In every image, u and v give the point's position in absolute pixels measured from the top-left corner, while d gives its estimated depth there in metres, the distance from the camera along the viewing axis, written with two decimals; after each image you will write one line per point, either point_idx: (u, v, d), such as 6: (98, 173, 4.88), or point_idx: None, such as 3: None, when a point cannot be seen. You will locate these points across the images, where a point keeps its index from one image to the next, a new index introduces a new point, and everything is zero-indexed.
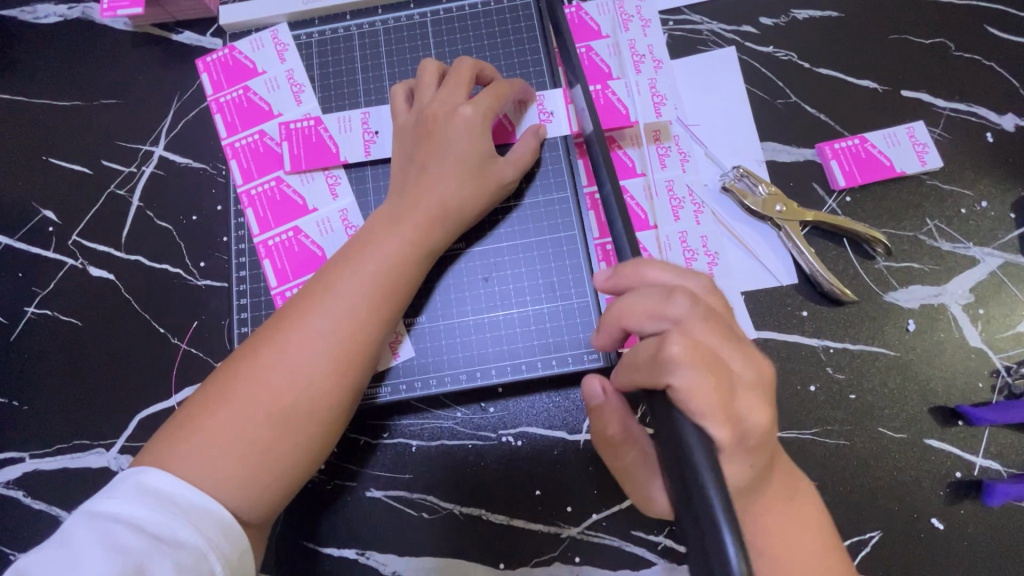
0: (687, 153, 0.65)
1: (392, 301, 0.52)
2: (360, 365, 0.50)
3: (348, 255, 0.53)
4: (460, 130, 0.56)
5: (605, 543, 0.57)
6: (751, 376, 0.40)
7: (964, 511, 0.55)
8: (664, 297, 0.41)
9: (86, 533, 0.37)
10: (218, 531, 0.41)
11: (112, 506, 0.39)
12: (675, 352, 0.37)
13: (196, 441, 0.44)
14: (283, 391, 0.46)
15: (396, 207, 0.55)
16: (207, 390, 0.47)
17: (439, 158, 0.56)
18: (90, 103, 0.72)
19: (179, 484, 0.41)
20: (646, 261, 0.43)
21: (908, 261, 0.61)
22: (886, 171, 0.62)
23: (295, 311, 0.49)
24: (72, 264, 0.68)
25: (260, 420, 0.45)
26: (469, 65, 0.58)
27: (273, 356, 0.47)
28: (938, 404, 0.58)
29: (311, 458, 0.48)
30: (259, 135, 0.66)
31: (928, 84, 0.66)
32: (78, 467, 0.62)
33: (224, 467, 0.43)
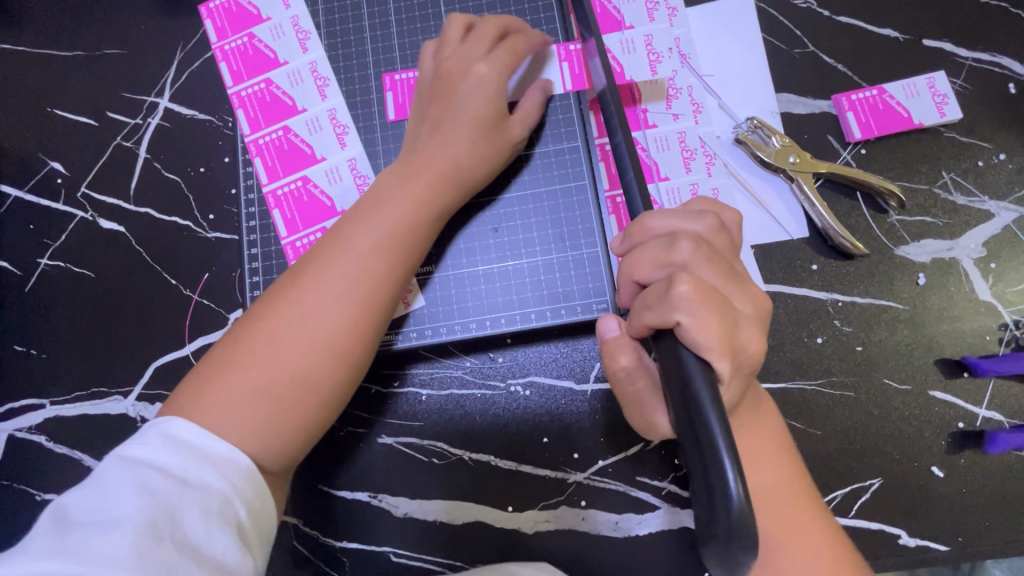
0: (701, 103, 0.64)
1: (407, 261, 0.52)
2: (375, 325, 0.50)
3: (359, 213, 0.52)
4: (475, 87, 0.54)
5: (611, 489, 0.58)
6: (751, 311, 0.42)
7: (964, 460, 0.56)
8: (669, 244, 0.42)
9: (120, 474, 0.39)
10: (241, 477, 0.42)
11: (144, 452, 0.41)
12: (684, 292, 0.39)
13: (219, 394, 0.45)
14: (303, 349, 0.47)
15: (407, 165, 0.54)
16: (227, 345, 0.47)
17: (453, 116, 0.54)
18: (93, 54, 0.71)
19: (202, 434, 0.43)
20: (646, 213, 0.44)
21: (921, 214, 0.60)
22: (903, 123, 0.61)
23: (310, 270, 0.49)
24: (82, 216, 0.68)
25: (281, 376, 0.46)
26: (495, 24, 0.57)
27: (291, 313, 0.47)
28: (945, 356, 0.58)
29: (328, 412, 0.49)
30: (265, 84, 0.64)
31: (952, 33, 0.64)
32: (98, 414, 0.64)
33: (248, 420, 0.45)
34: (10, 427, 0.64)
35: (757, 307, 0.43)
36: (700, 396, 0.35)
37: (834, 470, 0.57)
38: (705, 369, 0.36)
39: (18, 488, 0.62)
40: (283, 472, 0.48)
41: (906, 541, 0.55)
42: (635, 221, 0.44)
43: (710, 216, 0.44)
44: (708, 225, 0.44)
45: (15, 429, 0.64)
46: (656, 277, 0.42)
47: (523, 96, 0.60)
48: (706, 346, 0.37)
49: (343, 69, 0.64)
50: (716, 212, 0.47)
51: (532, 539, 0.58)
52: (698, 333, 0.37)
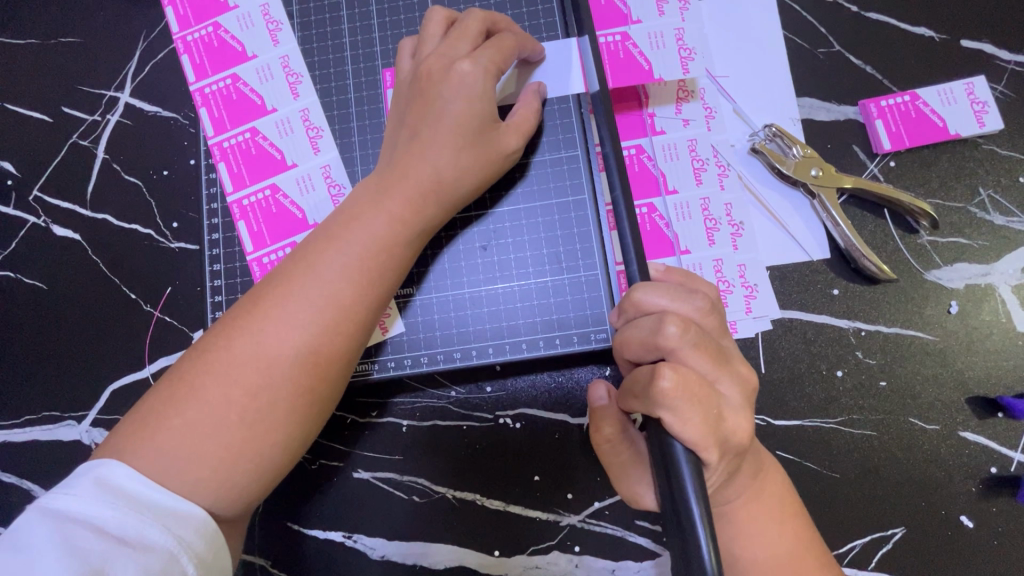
0: (713, 108, 0.58)
1: (381, 287, 0.46)
2: (343, 356, 0.44)
3: (328, 231, 0.46)
4: (454, 89, 0.48)
5: (607, 533, 0.53)
6: (737, 397, 0.40)
7: (996, 508, 0.51)
8: (655, 328, 0.39)
9: (42, 533, 0.34)
10: (191, 530, 0.37)
11: (70, 504, 0.36)
12: (668, 387, 0.36)
13: (157, 441, 0.39)
14: (260, 388, 0.41)
15: (384, 178, 0.48)
16: (172, 380, 0.42)
17: (432, 120, 0.48)
18: (47, 42, 0.65)
19: (140, 481, 0.38)
20: (638, 285, 0.41)
21: (955, 236, 0.55)
22: (937, 134, 0.55)
23: (269, 297, 0.43)
24: (34, 222, 0.62)
25: (235, 419, 0.41)
26: (479, 18, 0.50)
27: (247, 346, 0.42)
28: (977, 394, 0.53)
29: (287, 457, 0.43)
30: (231, 80, 0.58)
31: (992, 32, 0.58)
32: (49, 440, 0.58)
33: (196, 468, 0.39)
34: None
35: (745, 388, 0.41)
36: (685, 488, 0.34)
37: (854, 516, 0.52)
38: (694, 465, 0.35)
39: None
40: (231, 529, 0.42)
41: None
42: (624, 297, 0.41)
43: (701, 294, 0.41)
44: (700, 304, 0.41)
45: None
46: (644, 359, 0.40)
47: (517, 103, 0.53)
48: (688, 442, 0.36)
49: (318, 65, 0.58)
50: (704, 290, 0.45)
51: None
52: (681, 428, 0.36)
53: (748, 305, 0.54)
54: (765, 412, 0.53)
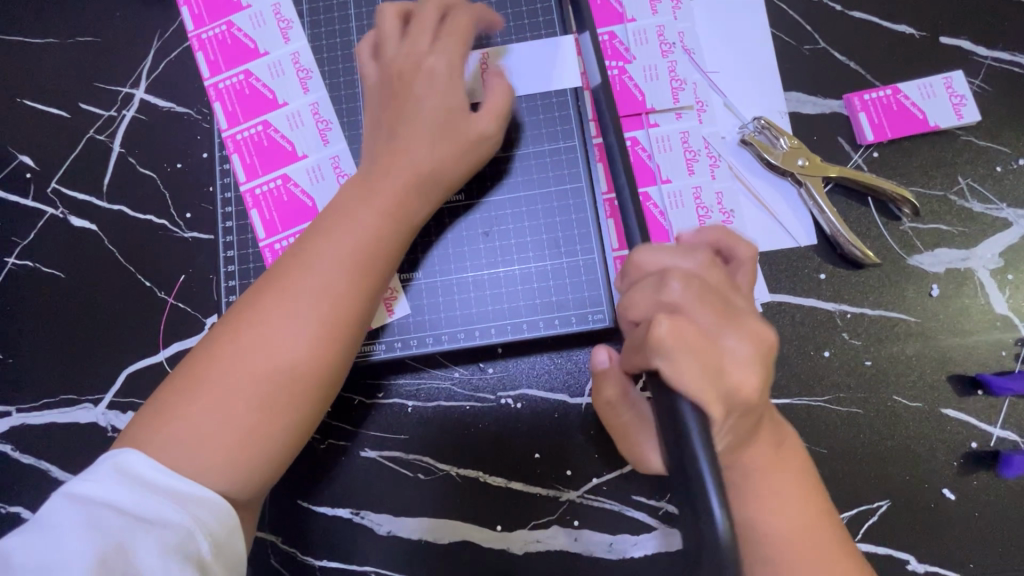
0: (705, 102, 0.60)
1: (378, 274, 0.48)
2: (343, 341, 0.46)
3: (322, 227, 0.48)
4: (432, 83, 0.51)
5: (605, 507, 0.55)
6: (748, 354, 0.40)
7: (977, 482, 0.53)
8: (657, 283, 0.40)
9: (66, 515, 0.37)
10: (205, 509, 0.40)
11: (92, 489, 0.38)
12: (666, 334, 0.37)
13: (170, 429, 0.41)
14: (268, 373, 0.43)
15: (367, 172, 0.51)
16: (181, 374, 0.44)
17: (410, 116, 0.51)
18: (65, 41, 0.67)
19: (155, 466, 0.40)
20: (639, 248, 0.43)
21: (936, 222, 0.57)
22: (918, 126, 0.58)
23: (269, 290, 0.46)
24: (52, 213, 0.64)
25: (245, 404, 0.43)
26: (431, 7, 0.53)
27: (252, 335, 0.44)
28: (958, 373, 0.55)
29: (294, 440, 0.45)
30: (244, 76, 0.60)
31: (970, 29, 0.60)
32: (66, 422, 0.60)
33: (209, 452, 0.41)
34: None
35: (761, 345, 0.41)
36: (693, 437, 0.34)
37: (841, 490, 0.54)
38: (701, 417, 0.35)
39: None
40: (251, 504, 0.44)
41: (914, 567, 0.52)
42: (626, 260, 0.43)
43: (703, 250, 0.43)
44: (699, 261, 0.43)
45: None
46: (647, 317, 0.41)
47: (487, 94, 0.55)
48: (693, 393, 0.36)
49: (327, 61, 0.61)
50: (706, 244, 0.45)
51: (521, 559, 0.55)
52: (683, 377, 0.36)
53: None
54: None
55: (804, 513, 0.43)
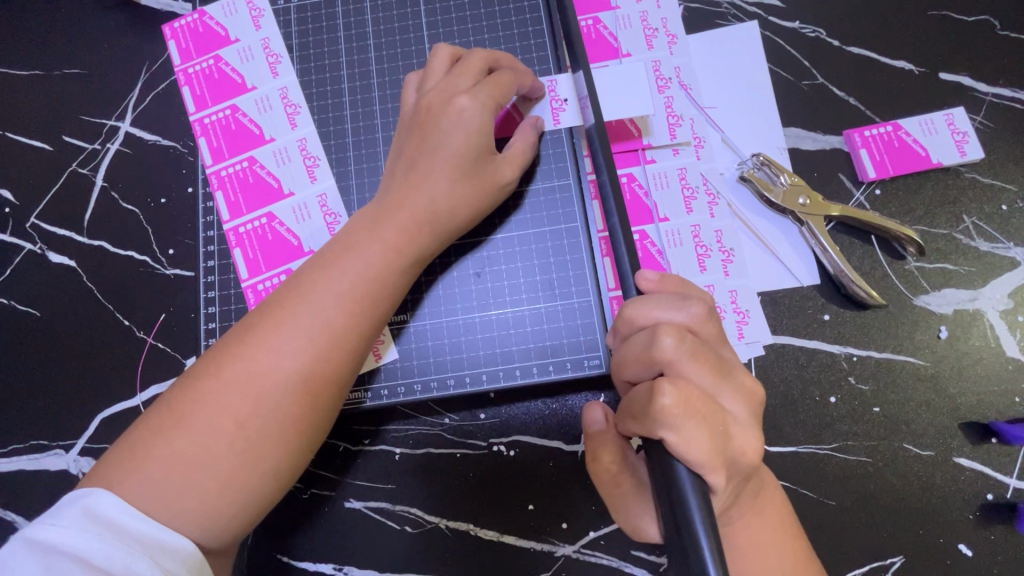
0: (703, 138, 0.59)
1: (374, 312, 0.46)
2: (336, 381, 0.44)
3: (323, 260, 0.46)
4: (454, 122, 0.49)
5: (603, 563, 0.52)
6: (743, 411, 0.40)
7: (994, 536, 0.50)
8: (650, 341, 0.39)
9: (26, 569, 0.33)
10: (178, 562, 0.37)
11: (55, 536, 0.35)
12: (668, 404, 0.36)
13: (144, 472, 0.39)
14: (253, 417, 0.41)
15: (379, 209, 0.48)
16: (161, 409, 0.41)
17: (429, 153, 0.49)
18: (51, 73, 0.66)
19: (128, 512, 0.37)
20: (631, 300, 0.41)
21: (942, 262, 0.56)
22: (920, 163, 0.57)
23: (262, 325, 0.43)
24: (30, 249, 0.62)
25: (227, 448, 0.40)
26: (482, 57, 0.52)
27: (239, 372, 0.42)
28: (970, 419, 0.53)
29: (277, 486, 0.43)
30: (231, 111, 0.59)
31: (970, 65, 0.60)
32: (36, 469, 0.57)
33: (185, 500, 0.39)
34: None
35: (751, 403, 0.41)
36: (691, 514, 0.34)
37: (851, 545, 0.51)
38: (699, 487, 0.35)
39: None
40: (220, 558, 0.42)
41: None
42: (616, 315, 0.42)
43: (697, 301, 0.41)
44: (694, 312, 0.41)
45: None
46: (643, 376, 0.40)
47: (513, 137, 0.54)
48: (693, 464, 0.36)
49: (316, 96, 0.59)
50: (702, 296, 0.43)
51: None
52: (685, 451, 0.36)
53: (740, 330, 0.55)
54: None
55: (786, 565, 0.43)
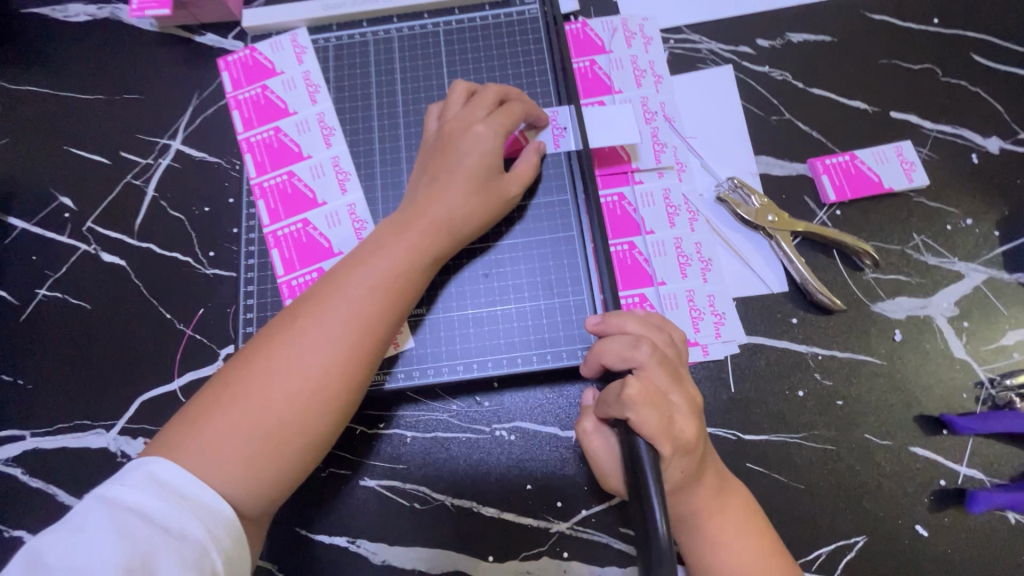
0: (684, 164, 0.68)
1: (399, 304, 0.53)
2: (366, 364, 0.51)
3: (356, 259, 0.53)
4: (471, 145, 0.57)
5: (594, 540, 0.57)
6: (689, 405, 0.49)
7: (948, 518, 0.56)
8: (631, 344, 0.50)
9: (98, 519, 0.39)
10: (222, 527, 0.42)
11: (125, 494, 0.41)
12: (631, 392, 0.46)
13: (201, 440, 0.45)
14: (295, 391, 0.47)
15: (405, 217, 0.56)
16: (216, 386, 0.48)
17: (451, 169, 0.57)
18: (112, 97, 0.75)
19: (185, 477, 0.43)
20: (616, 313, 0.53)
21: (896, 273, 0.63)
22: (874, 187, 0.65)
23: (303, 314, 0.50)
24: (85, 249, 0.70)
25: (272, 417, 0.47)
26: (495, 90, 0.60)
27: (284, 352, 0.48)
28: (924, 413, 0.59)
29: (313, 455, 0.49)
30: (274, 132, 0.68)
31: (917, 105, 0.69)
32: (78, 447, 0.63)
33: (236, 463, 0.45)
34: None
35: (695, 399, 0.51)
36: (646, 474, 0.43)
37: (818, 525, 0.56)
38: (652, 456, 0.44)
39: None
40: (259, 517, 0.47)
41: None
42: (603, 319, 0.53)
43: (666, 330, 0.53)
44: (665, 336, 0.53)
45: None
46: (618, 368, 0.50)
47: (519, 158, 0.62)
48: (647, 437, 0.45)
49: (349, 120, 0.68)
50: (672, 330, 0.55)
51: None
52: (642, 424, 0.45)
53: (717, 330, 0.62)
54: (735, 427, 0.59)
55: (750, 543, 0.50)
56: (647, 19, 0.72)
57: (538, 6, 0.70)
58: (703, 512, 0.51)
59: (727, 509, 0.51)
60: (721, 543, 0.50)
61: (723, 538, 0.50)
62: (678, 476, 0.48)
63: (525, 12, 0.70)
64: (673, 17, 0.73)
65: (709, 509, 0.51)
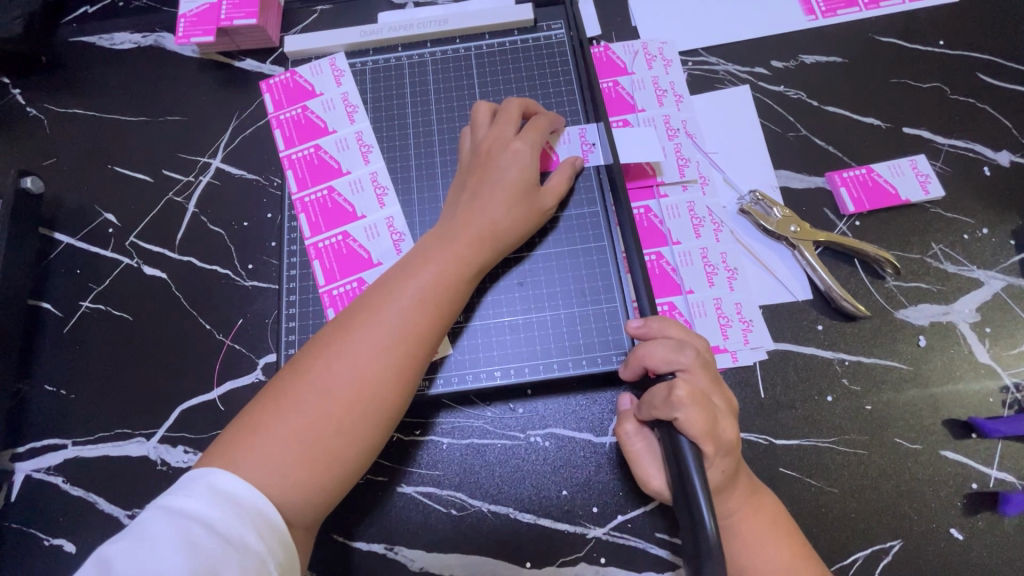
0: (707, 177, 0.70)
1: (444, 316, 0.55)
2: (414, 372, 0.52)
3: (403, 271, 0.55)
4: (511, 160, 0.60)
5: (630, 545, 0.58)
6: (729, 408, 0.51)
7: (981, 522, 0.56)
8: (675, 348, 0.51)
9: (165, 529, 0.40)
10: (277, 540, 0.43)
11: (189, 505, 0.42)
12: (680, 393, 0.48)
13: (261, 447, 0.47)
14: (349, 400, 0.49)
15: (448, 230, 0.58)
16: (272, 394, 0.50)
17: (490, 184, 0.60)
18: (155, 119, 0.79)
19: (245, 488, 0.44)
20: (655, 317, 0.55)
21: (917, 281, 0.65)
22: (892, 199, 0.67)
23: (355, 324, 0.52)
24: (127, 263, 0.72)
25: (326, 425, 0.48)
26: (518, 105, 0.64)
27: (338, 362, 0.50)
28: (952, 417, 0.60)
29: (365, 460, 0.50)
30: (314, 149, 0.71)
31: (928, 121, 0.72)
32: (118, 455, 0.64)
33: (296, 469, 0.47)
34: (28, 468, 0.64)
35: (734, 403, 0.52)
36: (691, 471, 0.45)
37: (853, 529, 0.57)
38: (696, 454, 0.46)
39: (26, 532, 0.62)
40: (311, 522, 0.49)
41: None
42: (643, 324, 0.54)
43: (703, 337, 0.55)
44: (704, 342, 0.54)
45: (32, 470, 0.64)
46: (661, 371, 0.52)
47: (553, 173, 0.65)
48: (691, 436, 0.47)
49: (386, 138, 0.71)
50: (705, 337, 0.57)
51: None
52: (689, 424, 0.47)
53: (746, 337, 0.63)
54: (767, 432, 0.60)
55: (786, 546, 0.50)
56: (667, 43, 0.76)
57: (564, 31, 0.74)
58: (738, 514, 0.51)
59: (760, 514, 0.52)
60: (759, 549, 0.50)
61: (760, 543, 0.50)
62: (719, 476, 0.49)
63: (551, 37, 0.74)
64: (691, 41, 0.77)
65: (746, 515, 0.51)
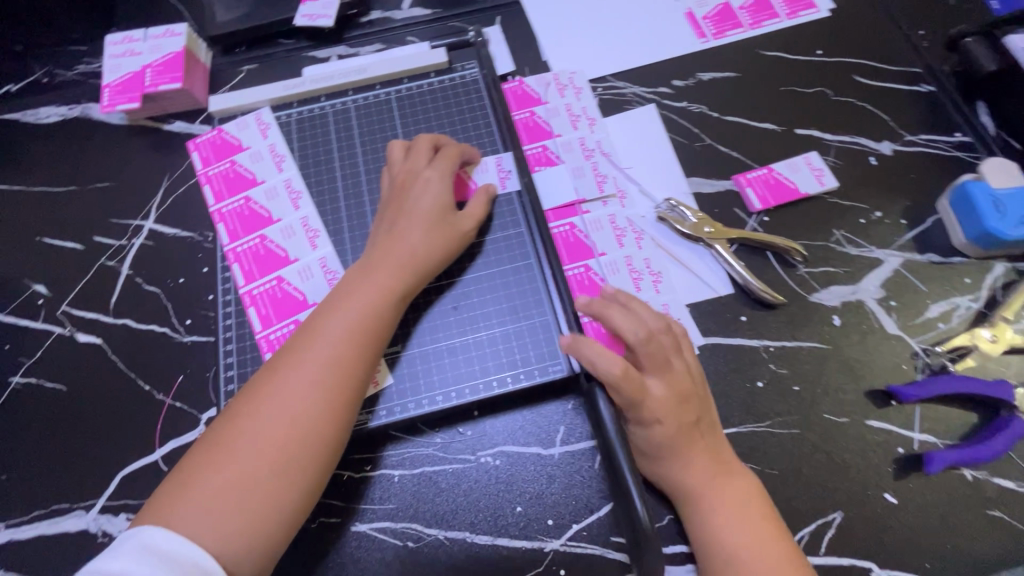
0: (624, 191, 0.75)
1: (374, 344, 0.56)
2: (348, 402, 0.53)
3: (328, 307, 0.57)
4: (423, 189, 0.63)
5: (587, 553, 0.58)
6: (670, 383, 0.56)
7: (911, 484, 0.59)
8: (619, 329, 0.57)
9: None
10: None
11: (118, 566, 0.41)
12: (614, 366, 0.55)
13: (196, 499, 0.46)
14: (285, 439, 0.49)
15: (369, 261, 0.60)
16: (205, 446, 0.50)
17: (406, 214, 0.63)
18: (84, 187, 0.79)
19: (178, 540, 0.44)
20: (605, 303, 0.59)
21: (825, 266, 0.70)
22: (793, 194, 0.73)
23: (282, 364, 0.53)
24: (60, 332, 0.71)
25: (263, 469, 0.48)
26: (426, 140, 0.67)
27: (272, 401, 0.51)
28: (873, 387, 0.64)
29: (309, 498, 0.50)
30: (244, 201, 0.73)
31: (817, 121, 0.79)
32: (56, 532, 0.61)
33: (234, 517, 0.46)
34: None
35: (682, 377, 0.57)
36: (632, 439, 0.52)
37: (797, 507, 0.59)
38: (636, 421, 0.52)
39: None
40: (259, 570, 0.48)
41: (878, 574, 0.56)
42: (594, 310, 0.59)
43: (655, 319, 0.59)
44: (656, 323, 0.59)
45: None
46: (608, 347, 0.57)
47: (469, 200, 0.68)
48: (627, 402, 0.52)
49: (315, 183, 0.73)
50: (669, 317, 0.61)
51: None
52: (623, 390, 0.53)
53: None
54: None
55: (746, 518, 0.53)
56: (576, 73, 0.82)
57: (477, 70, 0.79)
58: (707, 486, 0.55)
59: (727, 486, 0.55)
60: (724, 512, 0.54)
61: (726, 509, 0.54)
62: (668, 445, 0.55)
63: (466, 76, 0.79)
64: (598, 69, 0.83)
65: (714, 484, 0.55)
